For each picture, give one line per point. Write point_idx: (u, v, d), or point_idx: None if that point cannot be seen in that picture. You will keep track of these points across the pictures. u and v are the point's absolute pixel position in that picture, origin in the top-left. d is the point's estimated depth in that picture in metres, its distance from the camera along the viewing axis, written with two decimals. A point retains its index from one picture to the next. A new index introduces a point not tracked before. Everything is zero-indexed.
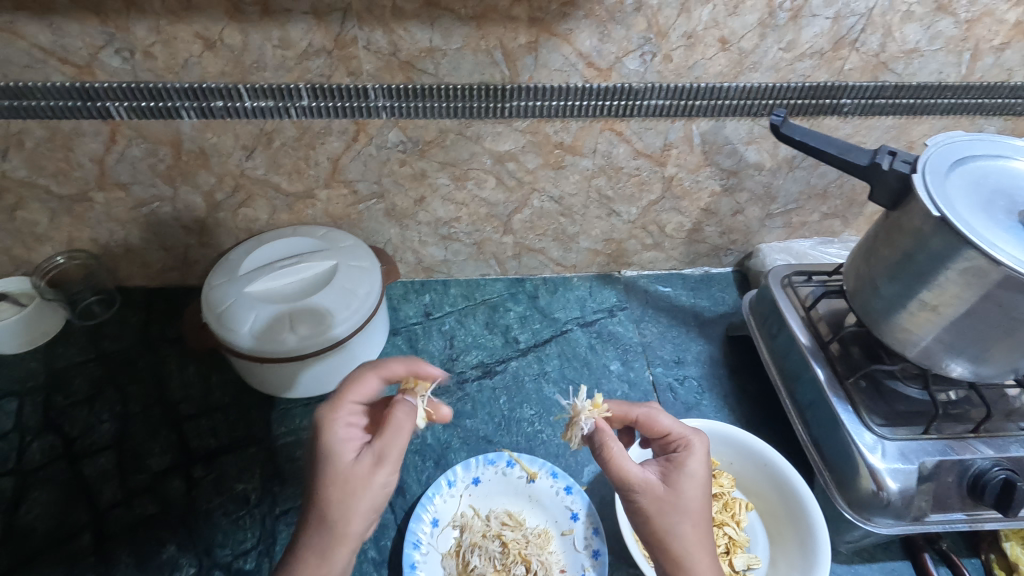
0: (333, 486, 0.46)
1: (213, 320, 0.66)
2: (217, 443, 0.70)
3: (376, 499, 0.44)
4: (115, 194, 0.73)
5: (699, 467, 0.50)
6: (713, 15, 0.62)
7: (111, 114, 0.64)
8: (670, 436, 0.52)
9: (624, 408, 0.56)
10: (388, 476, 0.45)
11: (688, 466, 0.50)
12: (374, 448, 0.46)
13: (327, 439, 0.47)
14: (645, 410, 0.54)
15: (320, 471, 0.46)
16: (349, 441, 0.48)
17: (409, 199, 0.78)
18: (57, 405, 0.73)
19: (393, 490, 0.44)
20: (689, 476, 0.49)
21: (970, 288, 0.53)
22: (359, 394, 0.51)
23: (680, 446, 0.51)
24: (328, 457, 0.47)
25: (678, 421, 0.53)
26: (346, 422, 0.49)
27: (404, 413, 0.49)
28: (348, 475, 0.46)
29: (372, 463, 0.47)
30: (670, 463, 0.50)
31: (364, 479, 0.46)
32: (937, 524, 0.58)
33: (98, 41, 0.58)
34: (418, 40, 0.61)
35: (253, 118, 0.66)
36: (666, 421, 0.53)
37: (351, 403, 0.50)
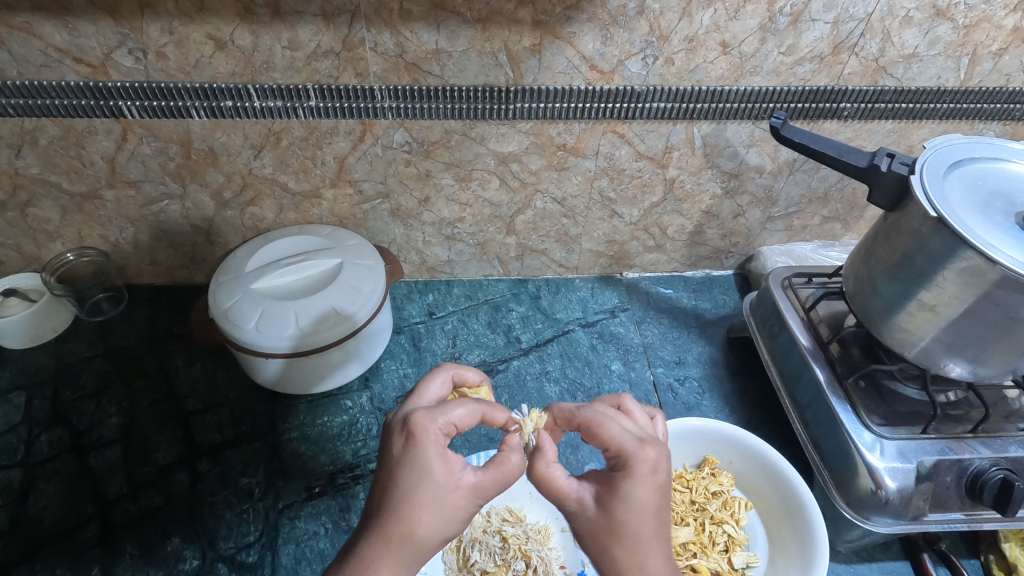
0: (418, 501, 0.40)
1: (218, 316, 0.67)
2: (222, 437, 0.70)
3: (431, 510, 0.40)
4: (125, 192, 0.74)
5: (641, 492, 0.40)
6: (715, 19, 0.63)
7: (123, 113, 0.66)
8: (612, 449, 0.43)
9: (570, 411, 0.48)
10: (449, 484, 0.41)
11: (627, 485, 0.41)
12: (434, 453, 0.41)
13: (424, 448, 0.41)
14: (590, 416, 0.46)
15: (407, 482, 0.40)
16: (445, 453, 0.41)
17: (414, 199, 0.79)
18: (66, 399, 0.74)
19: (450, 500, 0.41)
20: (623, 502, 0.41)
21: (968, 288, 0.53)
22: (452, 409, 0.44)
23: (620, 462, 0.42)
24: (422, 466, 0.40)
25: (625, 430, 0.43)
26: (442, 434, 0.42)
27: (461, 413, 0.44)
28: (447, 490, 0.40)
29: (478, 479, 0.42)
30: (611, 479, 0.42)
31: (466, 498, 0.41)
32: (936, 524, 0.58)
33: (112, 41, 0.60)
34: (425, 43, 0.62)
35: (261, 118, 0.67)
36: (609, 428, 0.44)
37: (449, 416, 0.43)
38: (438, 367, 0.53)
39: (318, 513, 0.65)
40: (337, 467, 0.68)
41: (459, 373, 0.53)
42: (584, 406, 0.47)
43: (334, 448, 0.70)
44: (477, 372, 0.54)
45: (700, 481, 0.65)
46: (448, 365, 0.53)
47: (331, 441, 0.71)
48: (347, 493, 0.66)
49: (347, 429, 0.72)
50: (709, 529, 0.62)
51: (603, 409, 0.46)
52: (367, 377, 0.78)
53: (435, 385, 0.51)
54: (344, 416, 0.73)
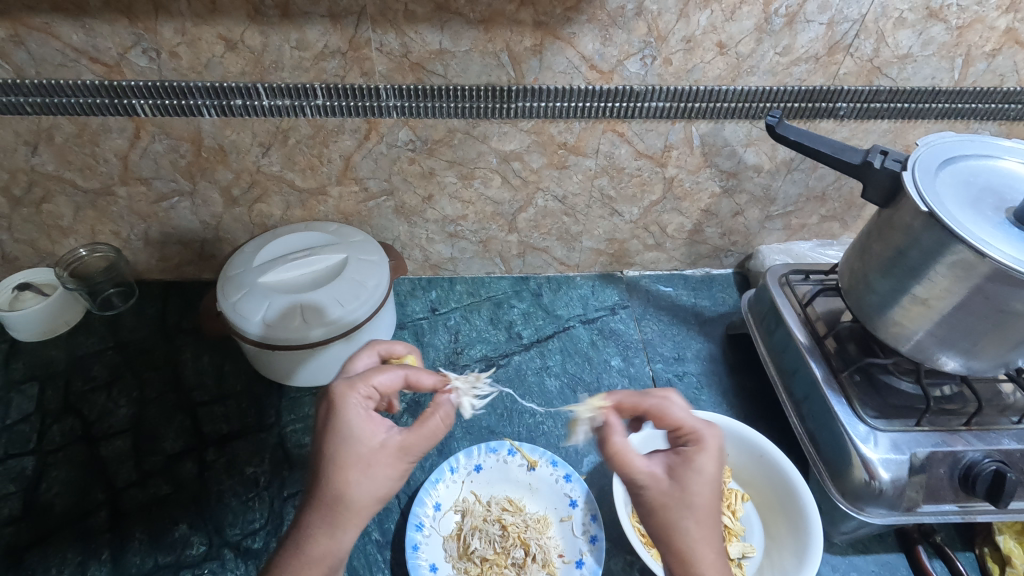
0: (347, 463, 0.44)
1: (227, 308, 0.69)
2: (229, 428, 0.72)
3: (359, 471, 0.44)
4: (137, 189, 0.76)
5: (710, 464, 0.45)
6: (712, 20, 0.64)
7: (136, 111, 0.68)
8: (681, 428, 0.47)
9: (635, 397, 0.51)
10: (372, 444, 0.45)
11: (699, 456, 0.45)
12: (356, 414, 0.45)
13: (346, 412, 0.45)
14: (656, 400, 0.49)
15: (333, 447, 0.44)
16: (369, 416, 0.45)
17: (418, 197, 0.80)
18: (77, 390, 0.75)
19: (375, 458, 0.44)
20: (696, 473, 0.45)
21: (959, 281, 0.54)
22: (373, 375, 0.47)
23: (691, 439, 0.46)
24: (343, 429, 0.44)
25: (689, 412, 0.48)
26: (363, 399, 0.46)
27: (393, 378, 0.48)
28: (371, 451, 0.44)
29: (403, 440, 0.45)
30: (684, 453, 0.46)
31: (394, 457, 0.45)
32: (929, 515, 0.59)
33: (127, 41, 0.62)
34: (429, 43, 0.64)
35: (270, 116, 0.69)
36: (674, 411, 0.48)
37: (370, 382, 0.47)
38: (370, 346, 0.56)
39: None
40: None
41: (387, 347, 0.56)
42: (648, 392, 0.51)
43: None
44: (406, 346, 0.57)
45: None
46: (374, 342, 0.56)
47: None
48: None
49: None
50: None
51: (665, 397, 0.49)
52: None
53: (361, 359, 0.54)
54: None
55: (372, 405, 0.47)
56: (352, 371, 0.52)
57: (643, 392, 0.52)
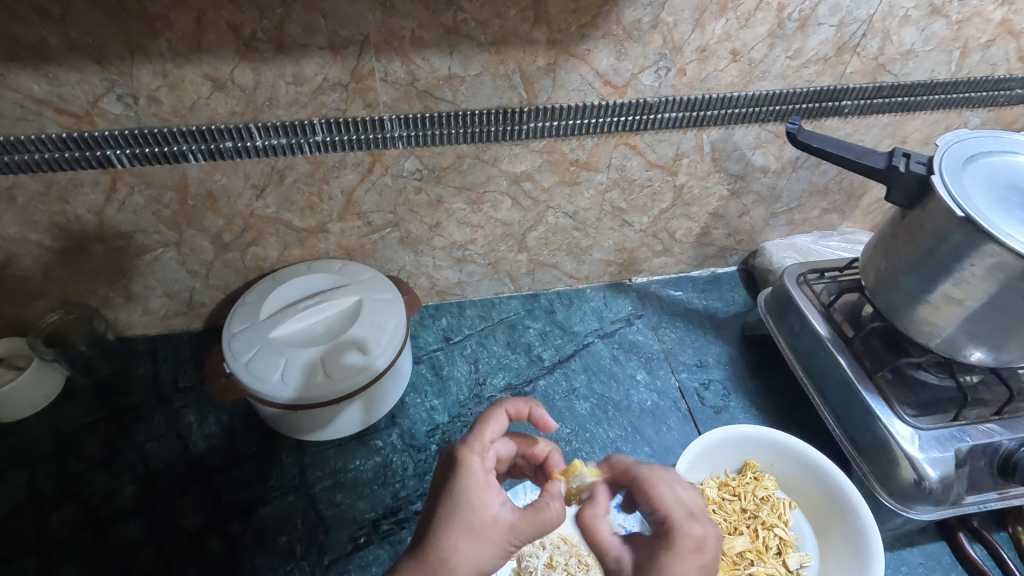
0: (458, 527, 0.44)
1: (238, 371, 0.63)
2: (252, 494, 0.67)
3: (466, 538, 0.44)
4: (116, 244, 0.69)
5: (680, 569, 0.41)
6: (727, 28, 0.62)
7: (111, 162, 0.61)
8: (658, 513, 0.44)
9: (627, 466, 0.49)
10: (484, 515, 0.45)
11: (669, 556, 0.42)
12: (474, 478, 0.46)
13: (467, 475, 0.46)
14: (646, 471, 0.47)
15: (450, 508, 0.45)
16: (486, 488, 0.46)
17: (424, 225, 0.76)
18: (72, 471, 0.68)
19: (485, 531, 0.44)
20: (661, 572, 0.41)
21: (993, 280, 0.55)
22: (483, 429, 0.50)
23: (664, 529, 0.43)
24: (463, 496, 0.45)
25: (677, 500, 0.44)
26: (482, 466, 0.48)
27: (501, 423, 0.51)
28: (485, 520, 0.44)
29: (515, 519, 0.45)
30: (656, 545, 0.43)
31: (501, 534, 0.44)
32: (972, 505, 0.61)
33: (98, 88, 0.55)
34: (437, 69, 0.60)
35: (264, 156, 0.63)
36: (661, 494, 0.45)
37: (484, 437, 0.50)
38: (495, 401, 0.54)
39: (367, 565, 0.62)
40: (378, 513, 0.66)
41: (515, 408, 0.53)
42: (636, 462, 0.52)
43: (372, 493, 0.68)
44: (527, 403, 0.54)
45: (746, 487, 0.66)
46: (503, 404, 0.53)
47: (368, 485, 0.68)
48: (394, 540, 0.64)
49: (382, 472, 0.70)
50: (762, 534, 0.64)
51: (663, 474, 0.47)
52: (394, 414, 0.75)
53: (495, 423, 0.51)
54: (377, 457, 0.71)
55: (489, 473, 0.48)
56: (491, 434, 0.50)
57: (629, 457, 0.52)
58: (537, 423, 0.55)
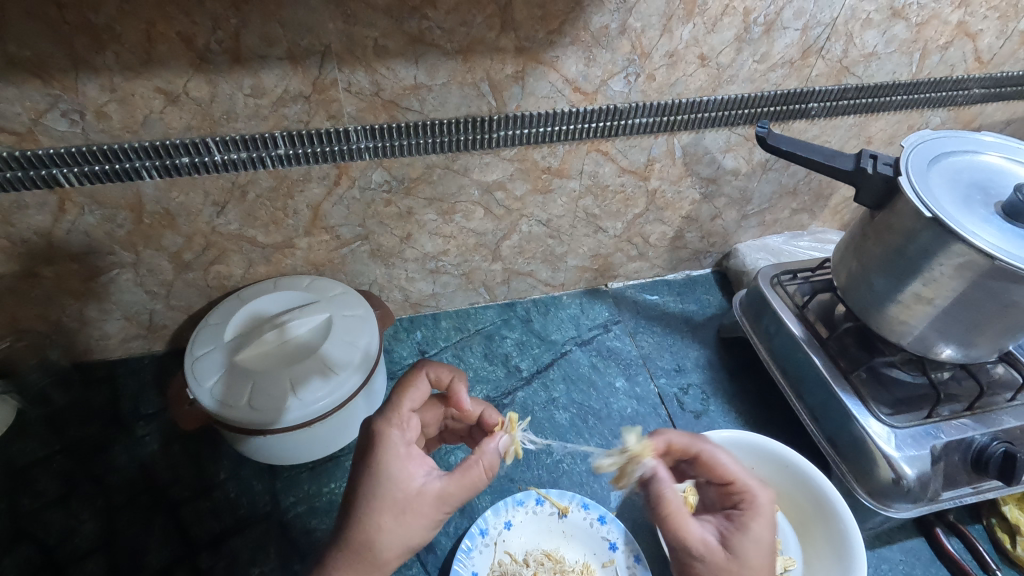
0: (381, 505, 0.44)
1: (202, 396, 0.61)
2: (221, 525, 0.64)
3: (392, 514, 0.44)
4: (67, 267, 0.65)
5: (765, 531, 0.47)
6: (694, 33, 0.62)
7: (59, 181, 0.57)
8: (733, 483, 0.51)
9: (687, 441, 0.54)
10: (410, 488, 0.45)
11: (754, 521, 0.47)
12: (397, 455, 0.46)
13: (387, 454, 0.46)
14: (711, 449, 0.53)
15: (371, 487, 0.44)
16: (408, 458, 0.46)
17: (395, 237, 0.74)
18: (25, 510, 0.64)
19: (412, 504, 0.44)
20: (752, 540, 0.46)
21: (960, 280, 0.56)
22: (400, 404, 0.49)
23: (744, 499, 0.49)
24: (384, 470, 0.45)
25: (738, 465, 0.52)
26: (403, 439, 0.47)
27: (423, 388, 0.51)
28: (412, 494, 0.45)
29: (443, 486, 0.46)
30: (736, 517, 0.48)
31: (433, 505, 0.45)
32: (949, 500, 0.62)
33: (40, 104, 0.52)
34: (402, 78, 0.58)
35: (224, 171, 0.61)
36: (724, 462, 0.52)
37: (403, 412, 0.49)
38: (415, 365, 0.53)
39: None
40: None
41: (435, 373, 0.53)
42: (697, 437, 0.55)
43: None
44: (449, 371, 0.54)
45: None
46: (421, 367, 0.52)
47: None
48: None
49: None
50: None
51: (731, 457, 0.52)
52: None
53: (417, 390, 0.51)
54: None
55: (410, 440, 0.48)
56: (408, 403, 0.50)
57: (694, 434, 0.56)
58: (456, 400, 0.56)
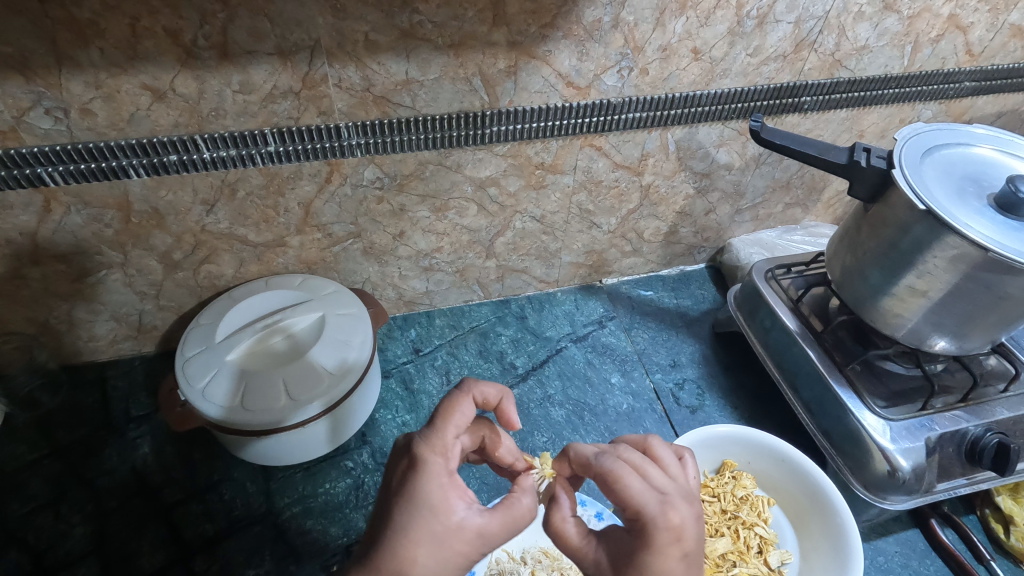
0: (415, 537, 0.37)
1: (193, 397, 0.60)
2: (215, 528, 0.63)
3: (427, 547, 0.37)
4: (53, 268, 0.64)
5: (669, 565, 0.36)
6: (687, 27, 0.62)
7: (44, 180, 0.56)
8: (630, 509, 0.38)
9: (586, 457, 0.42)
10: (449, 522, 0.38)
11: (648, 554, 0.36)
12: (435, 483, 0.39)
13: (425, 482, 0.39)
14: (609, 469, 0.39)
15: (407, 519, 0.38)
16: (449, 488, 0.39)
17: (388, 235, 0.73)
18: (14, 515, 0.63)
19: (449, 539, 0.38)
20: (650, 573, 0.36)
21: (954, 272, 0.56)
22: (450, 424, 0.42)
23: (638, 522, 0.37)
24: (422, 500, 0.38)
25: (648, 489, 0.37)
26: (442, 466, 0.40)
27: (469, 412, 0.43)
28: (450, 528, 0.38)
29: (486, 523, 0.39)
30: (632, 542, 0.38)
31: (472, 542, 0.39)
32: (944, 492, 0.62)
33: (24, 102, 0.50)
34: (394, 74, 0.57)
35: (213, 169, 0.60)
36: (631, 485, 0.38)
37: (449, 434, 0.42)
38: (459, 385, 0.45)
39: None
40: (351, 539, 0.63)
41: (482, 394, 0.45)
42: (603, 453, 0.41)
43: (344, 517, 0.65)
44: (497, 388, 0.46)
45: (726, 487, 0.66)
46: (467, 387, 0.44)
47: (341, 509, 0.66)
48: None
49: (354, 494, 0.67)
50: (743, 535, 0.64)
51: (631, 460, 0.40)
52: (365, 433, 0.73)
53: (462, 412, 0.43)
54: (348, 478, 0.68)
55: (451, 467, 0.41)
56: (456, 425, 0.42)
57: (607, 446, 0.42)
58: (502, 420, 0.48)
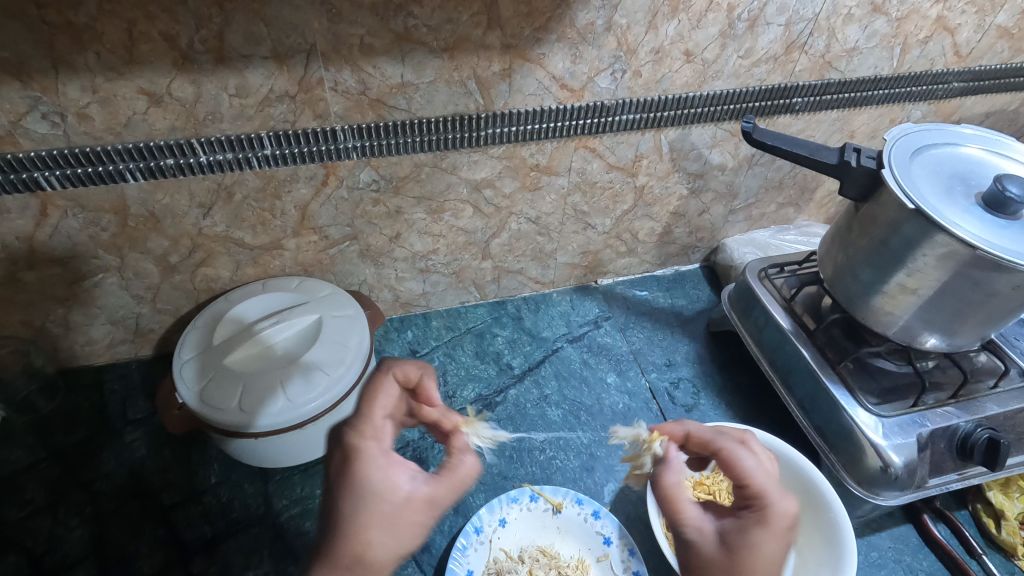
0: (368, 521, 0.40)
1: (191, 400, 0.60)
2: (213, 529, 0.64)
3: (381, 529, 0.40)
4: (50, 272, 0.64)
5: (770, 543, 0.40)
6: (679, 29, 0.63)
7: (40, 184, 0.56)
8: (747, 486, 0.44)
9: (707, 435, 0.49)
10: (398, 498, 0.42)
11: (757, 530, 0.41)
12: (373, 466, 0.42)
13: (362, 467, 0.42)
14: (726, 446, 0.47)
15: (354, 506, 0.40)
16: (387, 467, 0.42)
17: (385, 237, 0.74)
18: (11, 519, 0.63)
19: (400, 515, 0.41)
20: (751, 546, 0.40)
21: (943, 270, 0.57)
22: (373, 408, 0.45)
23: (754, 501, 0.43)
24: (368, 486, 0.41)
25: (763, 467, 0.45)
26: (377, 446, 0.43)
27: (392, 392, 0.46)
28: (396, 504, 0.41)
29: (431, 491, 0.43)
30: (744, 518, 0.43)
31: (421, 510, 0.42)
32: (935, 487, 0.63)
33: (20, 106, 0.51)
34: (389, 77, 0.58)
35: (210, 172, 0.60)
36: (746, 463, 0.45)
37: (377, 419, 0.44)
38: (381, 366, 0.48)
39: None
40: None
41: (405, 375, 0.48)
42: (722, 432, 0.49)
43: None
44: (417, 365, 0.49)
45: (721, 484, 0.67)
46: (391, 369, 0.48)
47: None
48: None
49: None
50: None
51: (731, 440, 0.48)
52: None
53: (386, 394, 0.46)
54: None
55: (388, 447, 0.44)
56: (380, 411, 0.45)
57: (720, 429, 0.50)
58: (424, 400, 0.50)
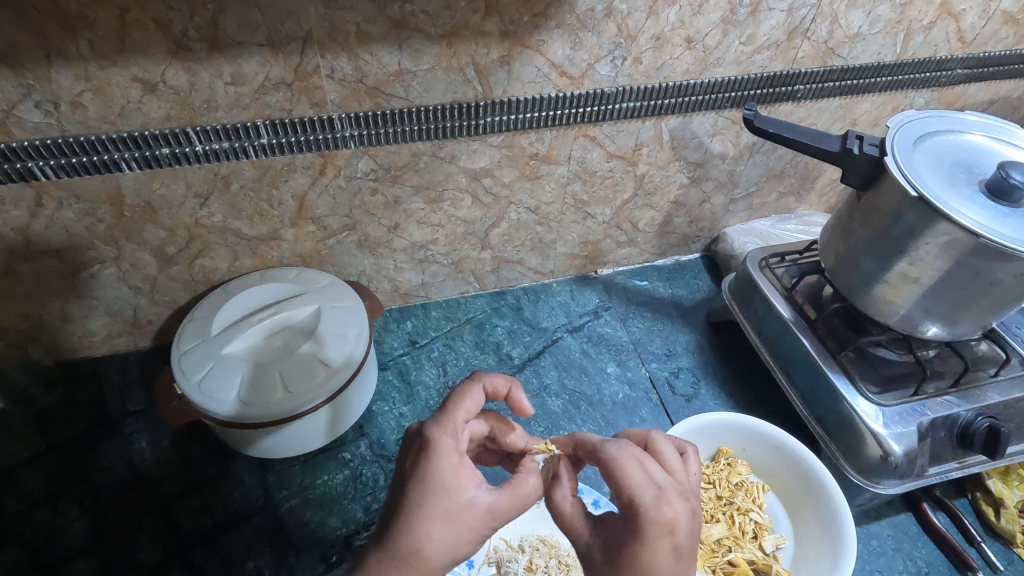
0: (429, 514, 0.39)
1: (190, 392, 0.60)
2: (213, 521, 0.64)
3: (440, 525, 0.39)
4: (46, 263, 0.64)
5: (660, 560, 0.37)
6: (680, 15, 0.62)
7: (35, 175, 0.56)
8: (624, 497, 0.38)
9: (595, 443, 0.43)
10: (460, 500, 0.40)
11: (640, 547, 0.37)
12: (447, 462, 0.41)
13: (436, 459, 0.41)
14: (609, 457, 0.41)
15: (420, 496, 0.39)
16: (461, 464, 0.41)
17: (383, 227, 0.73)
18: (12, 511, 0.64)
19: (460, 516, 0.40)
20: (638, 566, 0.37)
21: (945, 258, 0.56)
22: (456, 409, 0.44)
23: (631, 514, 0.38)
24: (436, 480, 0.40)
25: (647, 482, 0.38)
26: (454, 445, 0.42)
27: (477, 400, 0.46)
28: (459, 506, 0.40)
29: (494, 500, 0.41)
30: (624, 532, 0.38)
31: (481, 519, 0.40)
32: (935, 475, 0.63)
33: (12, 95, 0.50)
34: (386, 64, 0.57)
35: (206, 162, 0.60)
36: (629, 475, 0.39)
37: (457, 417, 0.44)
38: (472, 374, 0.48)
39: None
40: (350, 529, 0.64)
41: (492, 383, 0.48)
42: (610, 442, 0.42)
43: (342, 508, 0.65)
44: (506, 378, 0.49)
45: (721, 473, 0.67)
46: (478, 377, 0.48)
47: (338, 501, 0.66)
48: None
49: (352, 485, 0.67)
50: (738, 520, 0.65)
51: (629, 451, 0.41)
52: (362, 425, 0.73)
53: (469, 401, 0.45)
54: (346, 470, 0.69)
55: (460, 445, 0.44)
56: (463, 410, 0.45)
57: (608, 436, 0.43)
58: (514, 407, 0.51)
